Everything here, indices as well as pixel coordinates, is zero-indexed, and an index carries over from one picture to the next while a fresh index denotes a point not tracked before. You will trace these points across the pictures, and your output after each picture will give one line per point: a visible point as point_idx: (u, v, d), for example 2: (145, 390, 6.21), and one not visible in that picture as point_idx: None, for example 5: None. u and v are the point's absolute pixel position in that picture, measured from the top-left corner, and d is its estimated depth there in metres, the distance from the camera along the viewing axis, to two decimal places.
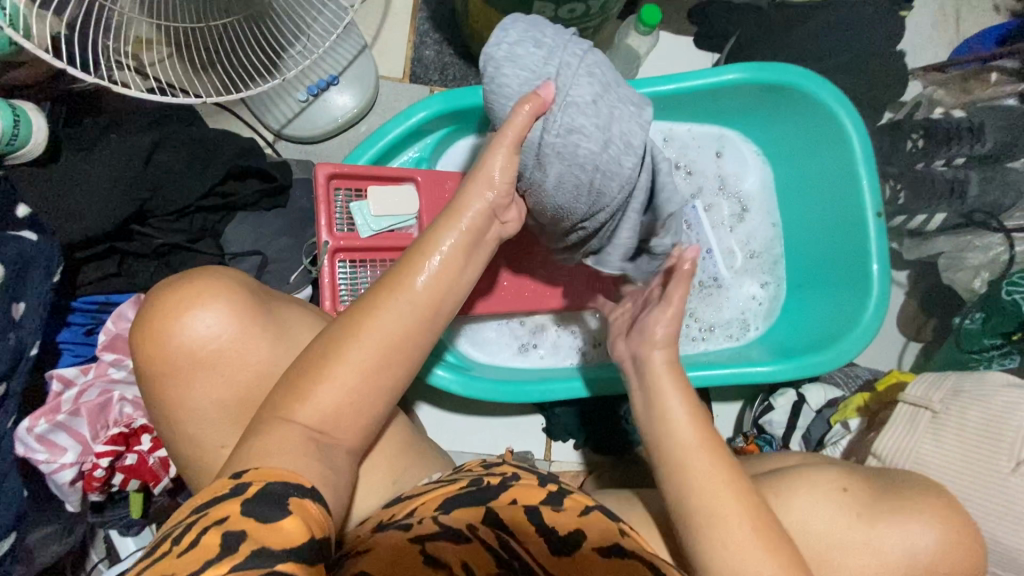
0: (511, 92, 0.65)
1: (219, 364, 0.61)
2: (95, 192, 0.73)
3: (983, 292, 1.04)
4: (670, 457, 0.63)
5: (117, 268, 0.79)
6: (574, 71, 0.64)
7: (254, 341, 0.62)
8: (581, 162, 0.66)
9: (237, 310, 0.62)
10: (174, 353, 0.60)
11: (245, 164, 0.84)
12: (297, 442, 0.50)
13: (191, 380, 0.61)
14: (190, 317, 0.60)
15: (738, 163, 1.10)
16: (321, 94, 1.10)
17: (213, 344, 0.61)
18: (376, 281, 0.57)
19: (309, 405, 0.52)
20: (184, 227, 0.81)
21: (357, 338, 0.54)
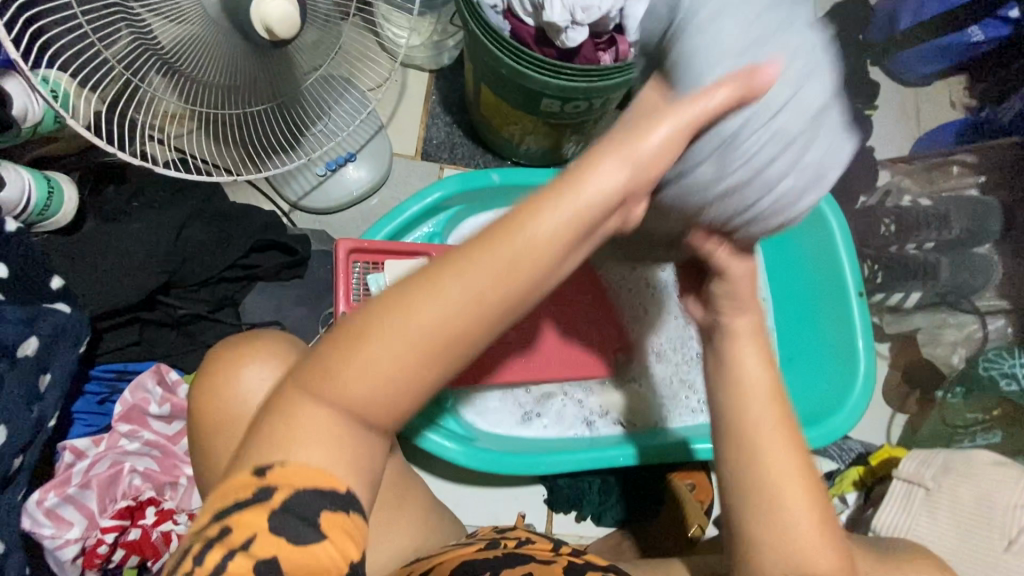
0: (720, 50, 0.44)
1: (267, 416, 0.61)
2: (128, 266, 0.77)
3: (961, 368, 1.10)
4: (737, 437, 0.55)
5: (138, 336, 0.80)
6: (813, 57, 0.45)
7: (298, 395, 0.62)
8: (757, 169, 0.46)
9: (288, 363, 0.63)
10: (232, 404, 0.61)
11: (269, 238, 0.88)
12: (331, 429, 0.42)
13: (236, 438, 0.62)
14: (243, 374, 0.62)
15: None
16: (338, 169, 1.17)
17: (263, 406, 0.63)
18: (477, 254, 0.40)
19: (320, 407, 0.42)
20: (207, 296, 0.84)
21: (398, 319, 0.40)
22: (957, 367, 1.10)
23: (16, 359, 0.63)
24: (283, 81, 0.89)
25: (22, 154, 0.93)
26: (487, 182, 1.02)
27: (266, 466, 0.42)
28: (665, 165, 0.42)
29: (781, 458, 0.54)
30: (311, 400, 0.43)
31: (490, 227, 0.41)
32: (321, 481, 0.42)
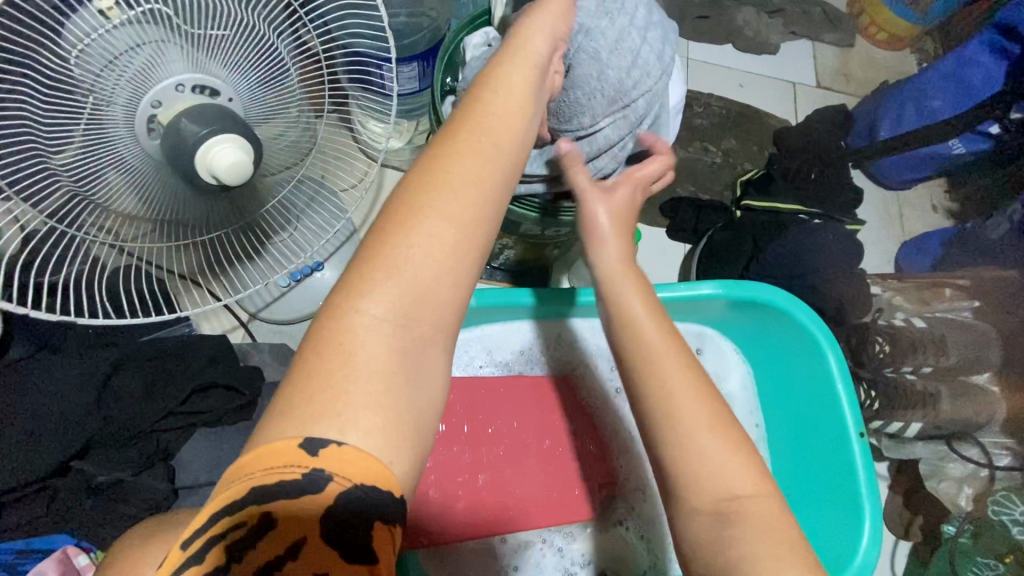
0: (590, 81, 0.72)
1: None
2: (41, 428, 0.68)
3: (969, 509, 1.02)
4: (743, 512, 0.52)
5: (47, 508, 0.69)
6: (638, 48, 0.73)
7: None
8: (605, 80, 0.72)
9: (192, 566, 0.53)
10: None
11: (212, 379, 0.79)
12: (382, 389, 0.38)
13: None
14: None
15: (720, 362, 1.10)
16: (304, 278, 1.09)
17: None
18: (469, 139, 0.45)
19: (387, 286, 0.40)
20: (133, 456, 0.73)
21: (434, 182, 0.43)
22: (965, 508, 1.02)
23: None
24: (248, 202, 0.84)
25: None
26: None
27: (319, 443, 0.36)
28: (540, 58, 0.53)
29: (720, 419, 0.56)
30: (365, 303, 0.39)
31: (454, 117, 0.47)
32: (376, 478, 0.37)
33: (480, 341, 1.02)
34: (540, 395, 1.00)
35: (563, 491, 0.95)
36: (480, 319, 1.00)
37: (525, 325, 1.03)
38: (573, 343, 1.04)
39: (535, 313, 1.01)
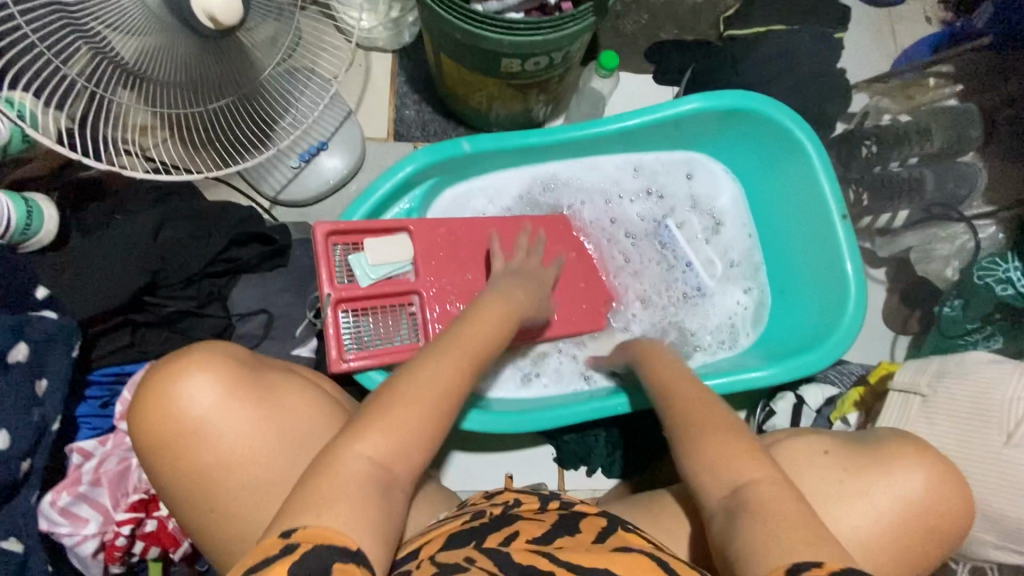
0: None
1: (202, 435, 0.67)
2: (109, 269, 0.78)
3: (955, 280, 1.09)
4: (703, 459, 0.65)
5: (131, 338, 0.82)
6: None
7: (231, 411, 0.68)
8: None
9: (221, 378, 0.69)
10: (181, 421, 0.67)
11: (249, 229, 0.90)
12: (357, 491, 0.57)
13: (197, 449, 0.68)
14: (185, 388, 0.68)
15: (711, 181, 1.16)
16: (312, 159, 1.17)
17: (206, 414, 0.68)
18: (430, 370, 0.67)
19: (375, 437, 0.61)
20: (193, 293, 0.85)
21: (400, 401, 0.63)
22: (952, 278, 1.10)
23: (10, 364, 0.66)
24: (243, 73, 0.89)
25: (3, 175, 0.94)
26: (459, 151, 1.01)
27: (293, 529, 0.52)
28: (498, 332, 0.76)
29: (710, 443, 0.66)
30: (358, 447, 0.60)
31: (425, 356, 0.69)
32: (334, 537, 0.52)
33: (481, 188, 1.11)
34: (546, 226, 1.06)
35: (574, 305, 1.04)
36: (478, 166, 1.08)
37: (519, 171, 1.12)
38: (565, 183, 1.13)
39: (528, 155, 1.08)
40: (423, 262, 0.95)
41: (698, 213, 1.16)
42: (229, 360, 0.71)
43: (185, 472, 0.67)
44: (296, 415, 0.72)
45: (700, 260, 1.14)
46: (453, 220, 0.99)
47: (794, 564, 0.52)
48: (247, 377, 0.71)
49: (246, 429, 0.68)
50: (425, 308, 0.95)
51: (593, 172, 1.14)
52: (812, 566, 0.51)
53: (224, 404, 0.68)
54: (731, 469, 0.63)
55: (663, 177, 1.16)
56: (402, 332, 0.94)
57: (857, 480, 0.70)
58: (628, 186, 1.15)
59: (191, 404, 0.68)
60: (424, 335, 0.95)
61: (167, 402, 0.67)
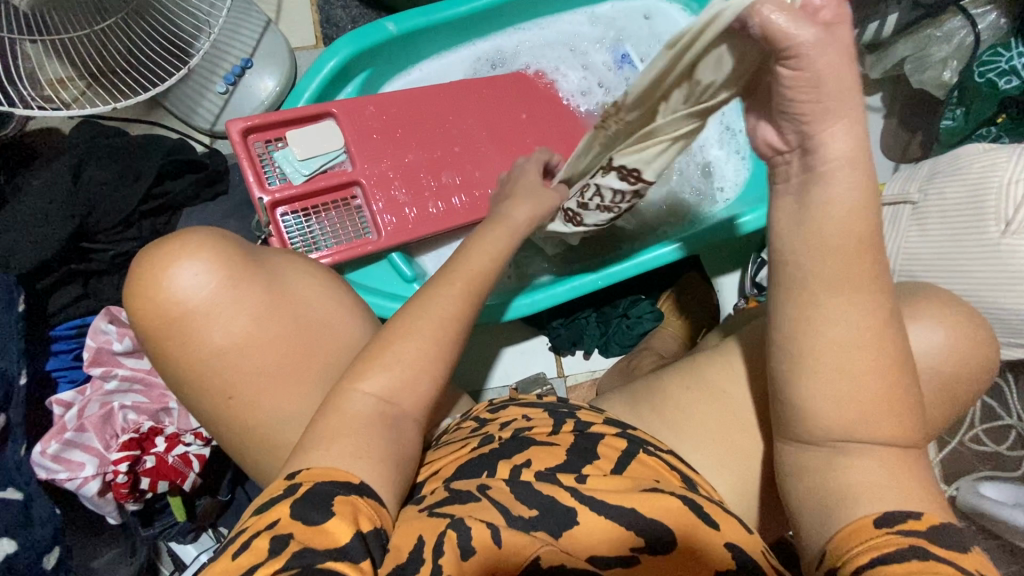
0: None
1: (201, 323, 0.57)
2: (35, 218, 0.74)
3: (955, 82, 0.98)
4: (828, 420, 0.51)
5: (84, 289, 0.80)
6: None
7: (237, 293, 0.58)
8: None
9: (223, 259, 0.58)
10: (177, 308, 0.56)
11: (176, 158, 0.84)
12: (367, 435, 0.54)
13: (191, 339, 0.57)
14: (173, 274, 0.56)
15: (676, 22, 1.05)
16: (239, 80, 1.08)
17: (210, 301, 0.57)
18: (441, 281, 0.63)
19: (379, 374, 0.56)
20: (135, 234, 0.82)
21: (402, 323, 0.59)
22: (951, 82, 0.99)
23: None
24: None
25: None
26: (384, 34, 0.91)
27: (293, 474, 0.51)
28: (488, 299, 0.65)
29: (854, 409, 0.50)
30: (362, 386, 0.56)
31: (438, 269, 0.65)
32: (336, 476, 0.51)
33: (424, 73, 1.02)
34: (488, 92, 0.98)
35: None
36: (412, 51, 0.99)
37: (461, 51, 1.02)
38: (510, 53, 1.03)
39: (463, 27, 0.98)
40: (357, 147, 0.90)
41: None
42: (229, 242, 0.60)
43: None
44: (311, 302, 0.62)
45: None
46: (383, 99, 0.92)
47: (887, 513, 0.48)
48: (248, 260, 0.60)
49: (254, 318, 0.58)
50: (369, 198, 0.91)
51: (541, 37, 1.04)
52: (906, 518, 0.48)
53: (230, 288, 0.57)
54: (872, 424, 0.50)
55: (615, 25, 1.05)
56: (355, 226, 0.92)
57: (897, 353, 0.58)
58: (581, 46, 1.05)
59: (188, 291, 0.56)
60: (374, 225, 0.91)
61: (156, 287, 0.56)
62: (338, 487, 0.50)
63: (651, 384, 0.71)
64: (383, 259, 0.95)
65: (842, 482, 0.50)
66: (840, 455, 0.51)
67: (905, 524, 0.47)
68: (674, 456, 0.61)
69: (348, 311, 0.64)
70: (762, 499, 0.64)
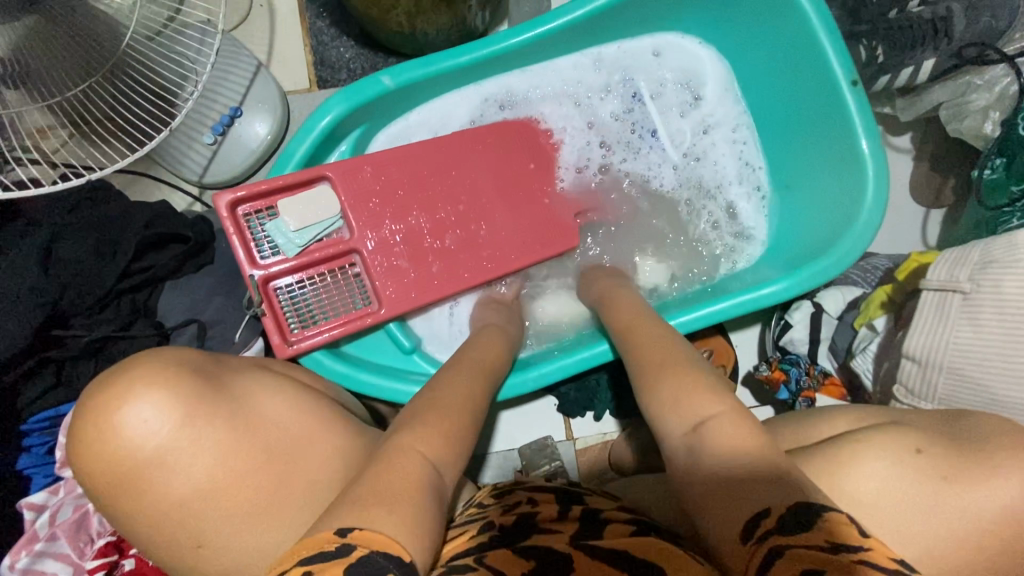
0: None
1: (164, 470, 0.56)
2: (1, 308, 0.68)
3: (997, 135, 0.90)
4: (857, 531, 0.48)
5: (57, 377, 0.74)
6: None
7: (193, 432, 0.57)
8: None
9: (176, 397, 0.57)
10: (135, 456, 0.55)
11: (157, 230, 0.79)
12: None
13: (151, 485, 0.56)
14: (127, 418, 0.56)
15: (688, 61, 0.98)
16: (228, 130, 1.02)
17: (163, 444, 0.56)
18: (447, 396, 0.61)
19: None
20: (112, 315, 0.76)
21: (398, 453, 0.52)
22: (993, 135, 0.91)
23: None
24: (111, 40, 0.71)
25: None
26: (380, 88, 0.85)
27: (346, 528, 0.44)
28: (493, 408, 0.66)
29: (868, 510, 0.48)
30: (421, 446, 0.53)
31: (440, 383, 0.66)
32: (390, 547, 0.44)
33: (422, 122, 0.95)
34: (495, 147, 0.91)
35: (541, 231, 0.91)
36: (409, 101, 0.92)
37: (462, 95, 0.95)
38: (514, 100, 0.96)
39: (465, 75, 0.92)
40: (354, 211, 0.84)
41: (674, 106, 0.98)
42: (180, 370, 0.60)
43: (124, 523, 0.57)
44: (275, 419, 0.62)
45: (661, 178, 0.98)
46: (382, 157, 0.86)
47: None
48: (206, 390, 0.60)
49: (213, 455, 0.58)
50: (368, 265, 0.85)
51: (549, 82, 0.97)
52: None
53: (188, 424, 0.57)
54: (692, 404, 0.55)
55: (628, 67, 0.98)
56: (352, 296, 0.86)
57: (960, 497, 0.58)
58: (589, 93, 0.98)
59: (144, 432, 0.56)
60: (374, 295, 0.85)
61: (107, 433, 0.55)
62: (393, 564, 0.43)
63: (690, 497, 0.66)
64: (382, 329, 0.89)
65: (706, 467, 0.50)
66: (697, 439, 0.52)
67: None
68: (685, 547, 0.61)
69: (315, 425, 0.64)
70: None
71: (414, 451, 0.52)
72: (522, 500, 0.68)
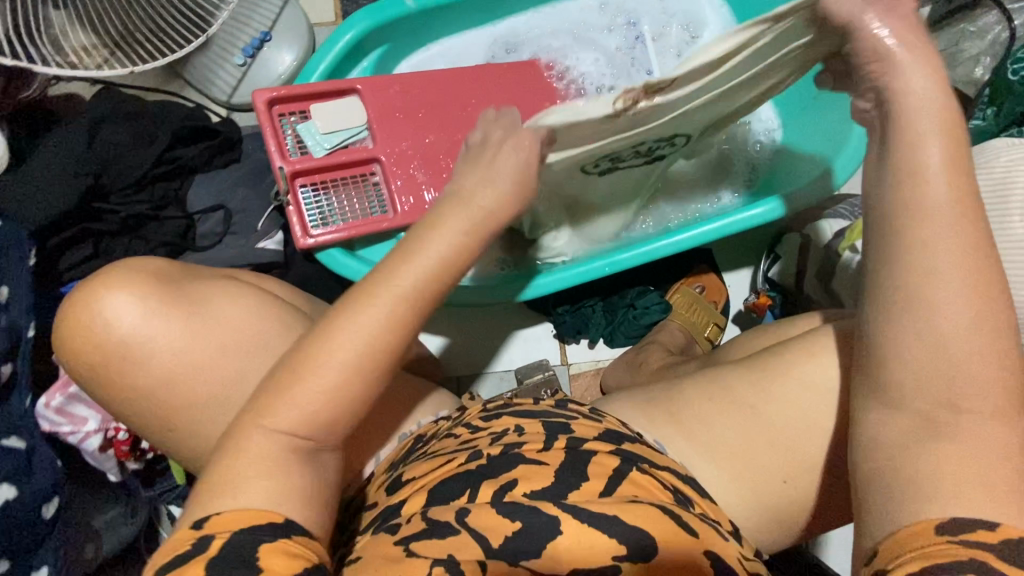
0: None
1: (138, 358, 0.57)
2: (50, 175, 0.75)
3: (987, 79, 0.94)
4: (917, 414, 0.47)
5: (94, 250, 0.81)
6: None
7: (161, 324, 0.58)
8: None
9: (144, 293, 0.58)
10: (109, 343, 0.57)
11: (189, 123, 0.85)
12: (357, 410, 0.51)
13: (130, 372, 0.58)
14: (101, 308, 0.57)
15: (691, 5, 1.04)
16: (257, 54, 1.09)
17: (133, 334, 0.57)
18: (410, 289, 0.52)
19: None
20: (146, 197, 0.82)
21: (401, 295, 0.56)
22: (983, 77, 0.94)
23: None
24: None
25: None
26: (401, 9, 0.91)
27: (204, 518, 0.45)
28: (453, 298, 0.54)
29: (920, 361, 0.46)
30: (264, 422, 0.48)
31: None
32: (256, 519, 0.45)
33: (441, 52, 1.01)
34: (511, 72, 0.96)
35: None
36: (427, 29, 0.98)
37: (475, 31, 1.02)
38: (526, 34, 1.02)
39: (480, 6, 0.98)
40: (379, 124, 0.90)
41: (674, 47, 1.04)
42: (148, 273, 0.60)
43: (119, 386, 0.59)
44: (239, 316, 0.61)
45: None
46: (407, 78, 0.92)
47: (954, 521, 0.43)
48: (173, 288, 0.60)
49: (177, 340, 0.58)
50: (388, 176, 0.90)
51: (559, 19, 1.03)
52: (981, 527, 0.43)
53: (157, 314, 0.58)
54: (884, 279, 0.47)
55: (634, 9, 1.04)
56: (370, 203, 0.91)
57: None
58: (598, 31, 1.03)
59: (117, 322, 0.57)
60: (391, 203, 0.91)
61: (85, 321, 0.57)
62: (268, 532, 0.45)
63: (670, 390, 0.68)
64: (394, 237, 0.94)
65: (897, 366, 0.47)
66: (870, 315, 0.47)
67: (973, 534, 0.43)
68: (671, 474, 0.57)
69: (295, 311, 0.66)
70: (770, 502, 0.61)
71: (261, 432, 0.48)
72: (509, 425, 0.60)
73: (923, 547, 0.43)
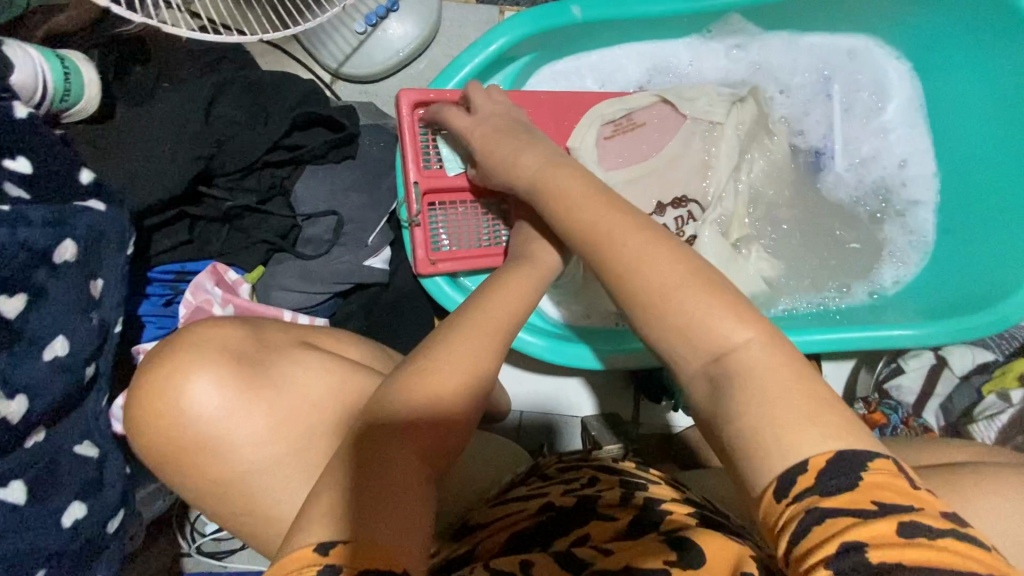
0: None
1: (222, 450, 0.54)
2: (161, 151, 0.66)
3: None
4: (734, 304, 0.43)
5: (189, 234, 0.73)
6: None
7: (244, 414, 0.55)
8: None
9: (230, 376, 0.54)
10: (193, 432, 0.53)
11: (311, 111, 0.75)
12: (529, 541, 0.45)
13: (212, 460, 0.54)
14: (188, 391, 0.53)
15: (885, 71, 0.91)
16: (380, 23, 0.96)
17: (217, 422, 0.54)
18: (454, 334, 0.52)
19: None
20: (253, 185, 0.73)
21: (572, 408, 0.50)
22: None
23: (56, 265, 0.56)
24: None
25: (32, 25, 0.70)
26: (568, 19, 0.79)
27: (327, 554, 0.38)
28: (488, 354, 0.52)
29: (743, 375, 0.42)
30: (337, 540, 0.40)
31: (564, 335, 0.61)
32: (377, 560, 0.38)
33: (590, 66, 0.90)
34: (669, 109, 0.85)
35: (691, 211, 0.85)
36: (584, 40, 0.86)
37: (635, 48, 0.90)
38: (688, 68, 0.90)
39: (651, 27, 0.85)
40: None
41: (859, 111, 0.92)
42: (225, 346, 0.56)
43: (215, 456, 0.54)
44: (317, 397, 0.57)
45: (827, 184, 0.92)
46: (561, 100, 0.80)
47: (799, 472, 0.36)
48: (253, 371, 0.56)
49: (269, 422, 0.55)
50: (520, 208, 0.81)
51: (732, 56, 0.90)
52: (813, 463, 0.36)
53: (241, 403, 0.54)
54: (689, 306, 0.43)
55: (817, 60, 0.91)
56: (482, 233, 0.80)
57: None
58: (771, 79, 0.91)
59: (199, 409, 0.53)
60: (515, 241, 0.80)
61: (166, 408, 0.53)
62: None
63: None
64: None
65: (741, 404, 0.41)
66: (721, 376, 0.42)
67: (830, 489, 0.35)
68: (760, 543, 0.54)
69: None
70: None
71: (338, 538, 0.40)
72: (585, 477, 0.62)
73: (781, 520, 0.36)
